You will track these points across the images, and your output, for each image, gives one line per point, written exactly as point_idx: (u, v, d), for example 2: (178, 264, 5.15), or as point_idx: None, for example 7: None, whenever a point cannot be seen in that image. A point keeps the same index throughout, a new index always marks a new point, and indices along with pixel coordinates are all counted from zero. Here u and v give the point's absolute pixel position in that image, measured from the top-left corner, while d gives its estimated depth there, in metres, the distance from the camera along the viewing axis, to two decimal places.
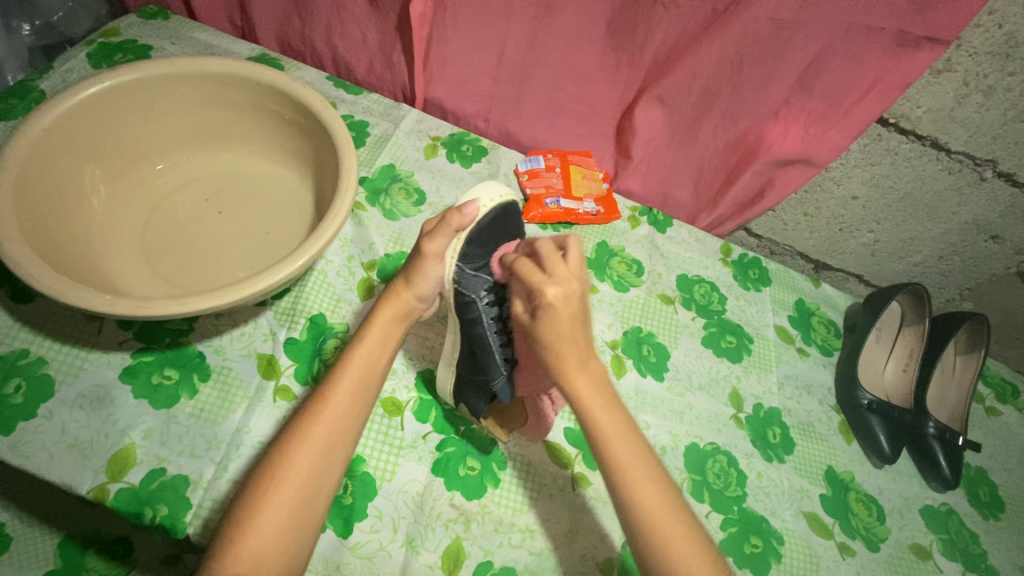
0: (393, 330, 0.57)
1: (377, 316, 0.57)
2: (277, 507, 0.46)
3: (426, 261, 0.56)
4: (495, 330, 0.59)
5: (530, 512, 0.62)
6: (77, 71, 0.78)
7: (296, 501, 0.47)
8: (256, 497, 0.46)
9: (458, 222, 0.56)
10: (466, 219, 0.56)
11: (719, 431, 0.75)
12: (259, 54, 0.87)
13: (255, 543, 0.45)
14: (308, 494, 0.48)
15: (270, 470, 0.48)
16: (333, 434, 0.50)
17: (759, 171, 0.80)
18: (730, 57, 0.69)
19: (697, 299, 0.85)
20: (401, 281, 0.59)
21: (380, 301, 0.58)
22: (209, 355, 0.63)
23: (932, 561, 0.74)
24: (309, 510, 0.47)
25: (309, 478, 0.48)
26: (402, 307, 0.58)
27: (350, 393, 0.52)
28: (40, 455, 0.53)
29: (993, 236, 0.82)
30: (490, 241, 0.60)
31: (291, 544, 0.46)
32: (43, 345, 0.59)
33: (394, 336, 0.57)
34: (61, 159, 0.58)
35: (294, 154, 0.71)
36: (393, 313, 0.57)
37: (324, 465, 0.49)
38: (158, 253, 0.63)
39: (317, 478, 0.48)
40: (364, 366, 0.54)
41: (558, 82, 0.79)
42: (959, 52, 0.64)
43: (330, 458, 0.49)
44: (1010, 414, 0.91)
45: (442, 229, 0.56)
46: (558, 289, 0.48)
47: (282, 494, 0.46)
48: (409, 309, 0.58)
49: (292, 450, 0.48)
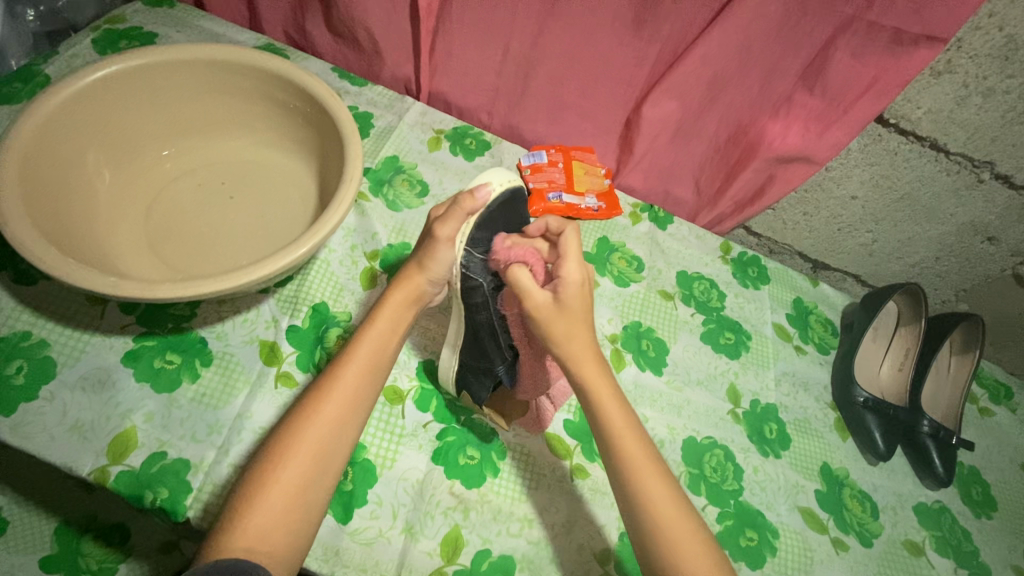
0: (402, 312, 0.58)
1: (389, 299, 0.57)
2: (283, 486, 0.47)
3: (439, 246, 0.57)
4: (498, 315, 0.61)
5: (528, 501, 0.63)
6: (82, 57, 0.78)
7: (300, 480, 0.47)
8: (264, 475, 0.47)
9: (468, 205, 0.56)
10: (477, 202, 0.57)
11: (716, 425, 0.75)
12: (265, 44, 0.87)
13: (258, 518, 0.45)
14: (314, 473, 0.48)
15: (279, 448, 0.48)
16: (341, 415, 0.50)
17: (760, 169, 0.81)
18: (733, 53, 0.70)
19: (696, 296, 0.86)
20: (413, 265, 0.59)
21: (392, 284, 0.59)
22: (211, 341, 0.63)
23: (925, 558, 0.74)
24: (312, 488, 0.48)
25: (314, 455, 0.48)
26: (415, 290, 0.58)
27: (359, 374, 0.53)
28: (40, 437, 0.53)
29: (990, 237, 0.82)
30: (496, 226, 0.61)
31: (295, 522, 0.47)
32: (45, 328, 0.59)
33: (405, 319, 0.58)
34: (67, 142, 0.58)
35: (300, 143, 0.71)
36: (404, 297, 0.58)
37: (330, 445, 0.49)
38: (161, 237, 0.63)
39: (324, 457, 0.49)
40: (375, 347, 0.55)
41: (561, 76, 0.79)
42: (959, 54, 0.65)
43: (338, 436, 0.50)
44: (1003, 414, 0.91)
45: (455, 213, 0.56)
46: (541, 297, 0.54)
47: (288, 474, 0.47)
48: (420, 293, 0.58)
49: (302, 425, 0.49)
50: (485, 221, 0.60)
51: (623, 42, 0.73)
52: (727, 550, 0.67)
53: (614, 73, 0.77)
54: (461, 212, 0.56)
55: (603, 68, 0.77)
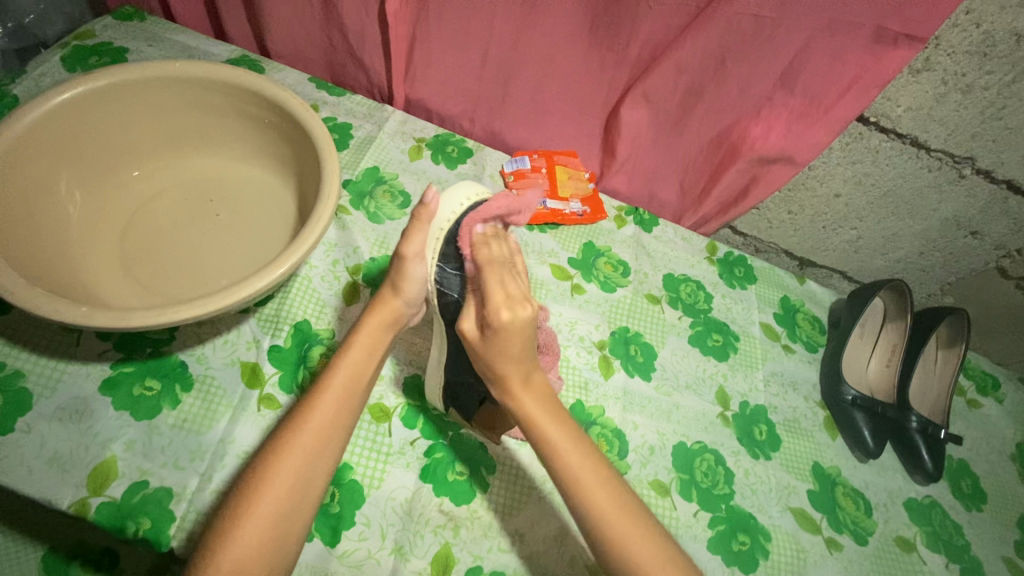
0: (375, 340, 0.57)
1: (365, 324, 0.57)
2: (256, 519, 0.46)
3: (406, 264, 0.56)
4: None
5: (519, 515, 0.62)
6: (51, 75, 0.76)
7: (275, 516, 0.47)
8: (237, 512, 0.46)
9: (426, 217, 0.56)
10: (431, 209, 0.56)
11: (706, 429, 0.75)
12: (239, 56, 0.85)
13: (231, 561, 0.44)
14: (288, 505, 0.48)
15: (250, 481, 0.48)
16: (315, 445, 0.50)
17: (743, 169, 0.80)
18: (713, 55, 0.69)
19: (683, 298, 0.86)
20: (388, 289, 0.58)
21: (369, 309, 0.58)
22: (191, 365, 0.62)
23: (917, 553, 0.75)
24: (287, 520, 0.47)
25: (291, 488, 0.48)
26: (389, 314, 0.58)
27: (335, 404, 0.52)
28: (18, 470, 0.52)
29: (973, 231, 0.83)
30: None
31: (268, 560, 0.46)
32: (20, 359, 0.58)
33: (381, 345, 0.58)
34: (35, 167, 0.57)
35: (275, 157, 0.70)
36: (381, 321, 0.58)
37: (303, 479, 0.49)
38: (137, 260, 0.62)
39: (301, 490, 0.48)
40: (349, 375, 0.54)
41: (542, 81, 0.79)
42: (938, 51, 0.64)
43: (313, 469, 0.49)
44: (990, 405, 0.92)
45: (416, 227, 0.56)
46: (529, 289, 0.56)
47: (261, 508, 0.46)
48: (397, 316, 0.59)
49: (277, 459, 0.49)
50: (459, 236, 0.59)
51: (602, 45, 0.72)
52: (719, 555, 0.67)
53: (594, 76, 0.76)
54: (421, 225, 0.56)
55: (582, 71, 0.76)
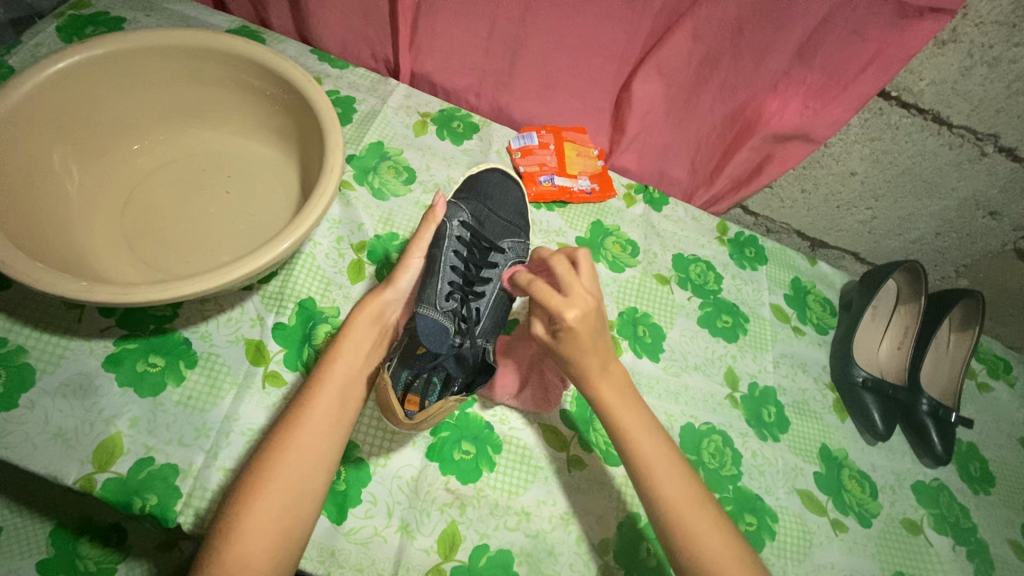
0: (371, 335, 0.59)
1: (355, 322, 0.58)
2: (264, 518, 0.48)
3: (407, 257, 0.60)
4: (449, 265, 0.64)
5: (525, 494, 0.62)
6: (47, 45, 0.74)
7: (281, 510, 0.49)
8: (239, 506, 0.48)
9: (433, 218, 0.60)
10: (437, 213, 0.61)
11: (715, 411, 0.75)
12: (239, 27, 0.83)
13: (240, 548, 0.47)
14: (290, 499, 0.50)
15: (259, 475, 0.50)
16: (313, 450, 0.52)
17: (758, 146, 0.78)
18: (731, 24, 0.66)
19: (693, 279, 0.84)
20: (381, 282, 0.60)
21: (356, 306, 0.58)
22: (195, 342, 0.61)
23: (923, 536, 0.75)
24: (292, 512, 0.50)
25: (292, 484, 0.50)
26: (378, 306, 0.59)
27: (332, 405, 0.54)
28: (23, 446, 0.52)
29: (992, 212, 0.81)
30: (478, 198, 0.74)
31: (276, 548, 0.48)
32: (22, 334, 0.57)
33: (370, 339, 0.58)
34: (28, 139, 0.55)
35: (279, 132, 0.68)
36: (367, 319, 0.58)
37: (301, 469, 0.51)
38: (139, 235, 0.61)
39: (299, 486, 0.51)
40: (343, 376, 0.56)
41: (551, 54, 0.76)
42: (965, 22, 0.62)
43: (312, 470, 0.51)
44: (1001, 389, 0.91)
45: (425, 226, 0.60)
46: (576, 311, 0.47)
47: (261, 506, 0.49)
48: (383, 309, 0.59)
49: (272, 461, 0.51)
50: (486, 194, 0.74)
51: (616, 17, 0.70)
52: None
53: (606, 49, 0.74)
54: (429, 228, 0.60)
55: (594, 44, 0.74)
